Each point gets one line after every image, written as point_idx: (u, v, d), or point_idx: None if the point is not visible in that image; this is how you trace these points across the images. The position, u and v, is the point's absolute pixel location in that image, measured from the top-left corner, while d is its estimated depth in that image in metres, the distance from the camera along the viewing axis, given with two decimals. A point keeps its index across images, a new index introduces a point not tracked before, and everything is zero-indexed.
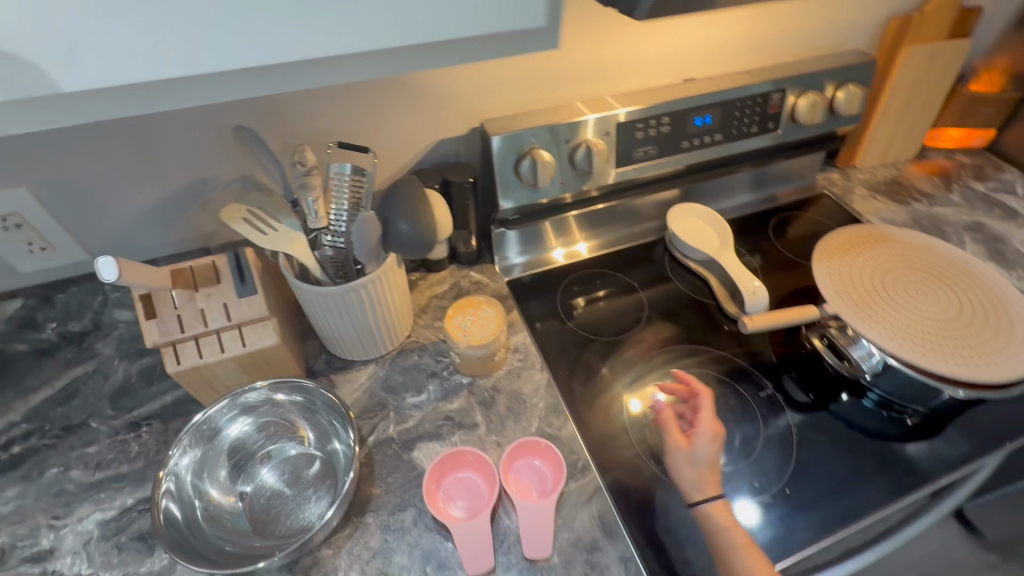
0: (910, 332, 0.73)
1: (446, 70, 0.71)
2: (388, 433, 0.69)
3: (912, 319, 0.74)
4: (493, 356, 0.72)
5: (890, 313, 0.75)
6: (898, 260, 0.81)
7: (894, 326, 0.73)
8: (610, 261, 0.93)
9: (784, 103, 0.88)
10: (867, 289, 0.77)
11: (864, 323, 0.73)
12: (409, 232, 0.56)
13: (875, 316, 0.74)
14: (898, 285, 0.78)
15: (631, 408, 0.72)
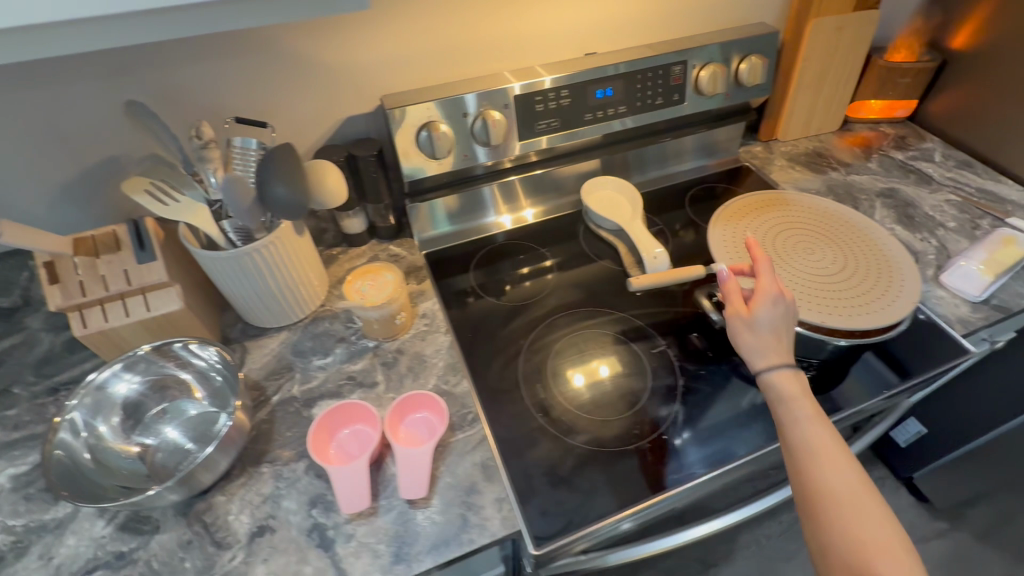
0: (795, 288, 0.76)
1: (342, 49, 0.75)
2: (292, 393, 0.73)
3: (798, 274, 0.77)
4: (392, 319, 0.76)
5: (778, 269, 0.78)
6: (792, 221, 0.85)
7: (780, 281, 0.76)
8: (528, 234, 0.97)
9: (687, 75, 0.91)
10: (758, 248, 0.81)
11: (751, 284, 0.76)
12: (285, 194, 0.60)
13: None
14: (788, 245, 0.81)
15: (575, 384, 0.74)
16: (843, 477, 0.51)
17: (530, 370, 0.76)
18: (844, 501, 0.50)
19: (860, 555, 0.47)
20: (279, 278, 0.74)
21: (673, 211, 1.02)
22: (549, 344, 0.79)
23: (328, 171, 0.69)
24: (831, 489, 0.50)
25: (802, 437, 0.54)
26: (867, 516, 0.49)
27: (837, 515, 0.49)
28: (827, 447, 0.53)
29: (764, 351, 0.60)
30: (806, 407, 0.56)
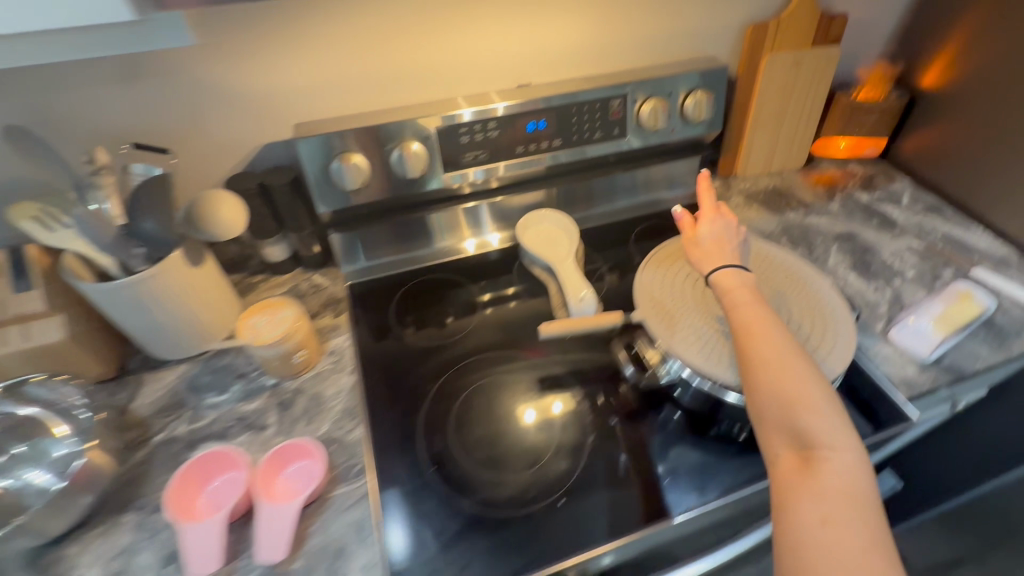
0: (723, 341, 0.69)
1: (254, 75, 0.73)
2: (177, 432, 0.69)
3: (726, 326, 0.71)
4: (290, 357, 0.72)
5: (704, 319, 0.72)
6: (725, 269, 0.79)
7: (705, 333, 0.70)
8: (460, 267, 0.93)
9: (627, 109, 0.87)
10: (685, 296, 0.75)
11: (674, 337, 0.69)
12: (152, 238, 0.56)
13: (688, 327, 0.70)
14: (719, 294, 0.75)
15: (525, 421, 0.70)
16: (775, 351, 0.57)
17: (433, 417, 0.71)
18: (775, 369, 0.55)
19: (791, 412, 0.52)
20: (172, 311, 0.71)
21: (617, 248, 0.97)
22: (459, 389, 0.74)
23: (230, 204, 0.67)
24: (765, 362, 0.56)
25: (741, 322, 0.60)
26: (799, 384, 0.53)
27: (771, 385, 0.54)
28: (762, 327, 0.59)
29: (706, 260, 0.69)
30: (744, 295, 0.62)
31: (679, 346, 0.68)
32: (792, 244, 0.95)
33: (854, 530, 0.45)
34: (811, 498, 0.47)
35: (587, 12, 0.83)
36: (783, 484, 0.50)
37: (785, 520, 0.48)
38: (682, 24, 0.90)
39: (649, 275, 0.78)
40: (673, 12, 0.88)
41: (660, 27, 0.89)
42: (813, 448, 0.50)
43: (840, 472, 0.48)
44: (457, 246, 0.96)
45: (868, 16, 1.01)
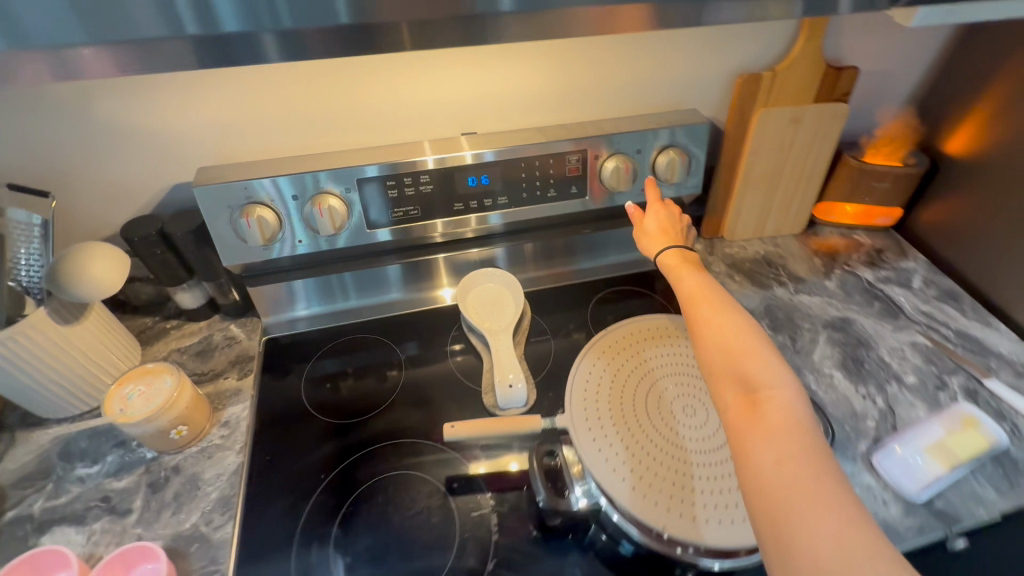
0: (655, 469, 0.59)
1: (157, 113, 0.66)
2: (31, 510, 0.61)
3: (661, 446, 0.61)
4: (167, 432, 0.63)
5: (639, 433, 0.62)
6: (680, 370, 0.69)
7: (635, 452, 0.60)
8: (393, 326, 0.84)
9: (586, 166, 0.76)
10: (624, 399, 0.65)
11: (597, 461, 0.59)
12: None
13: (616, 447, 0.61)
14: (666, 402, 0.65)
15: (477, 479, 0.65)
16: (715, 307, 0.53)
17: (319, 516, 0.62)
18: (713, 327, 0.51)
19: (734, 365, 0.48)
20: (42, 372, 0.63)
21: (572, 317, 0.87)
22: (356, 483, 0.65)
23: (108, 258, 0.60)
24: (704, 321, 0.52)
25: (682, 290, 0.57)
26: (738, 334, 0.50)
27: (711, 340, 0.50)
28: (698, 291, 0.56)
29: (653, 244, 0.66)
30: (682, 270, 0.59)
31: (600, 466, 0.59)
32: (774, 328, 0.82)
33: (808, 461, 0.40)
34: (762, 441, 0.43)
35: (545, 58, 0.73)
36: (736, 433, 0.45)
37: (742, 473, 0.43)
38: (659, 74, 0.79)
39: (582, 370, 0.68)
40: (648, 59, 0.77)
41: (632, 76, 0.78)
42: (757, 392, 0.46)
43: (785, 408, 0.44)
44: (433, 294, 0.88)
45: (885, 69, 0.88)
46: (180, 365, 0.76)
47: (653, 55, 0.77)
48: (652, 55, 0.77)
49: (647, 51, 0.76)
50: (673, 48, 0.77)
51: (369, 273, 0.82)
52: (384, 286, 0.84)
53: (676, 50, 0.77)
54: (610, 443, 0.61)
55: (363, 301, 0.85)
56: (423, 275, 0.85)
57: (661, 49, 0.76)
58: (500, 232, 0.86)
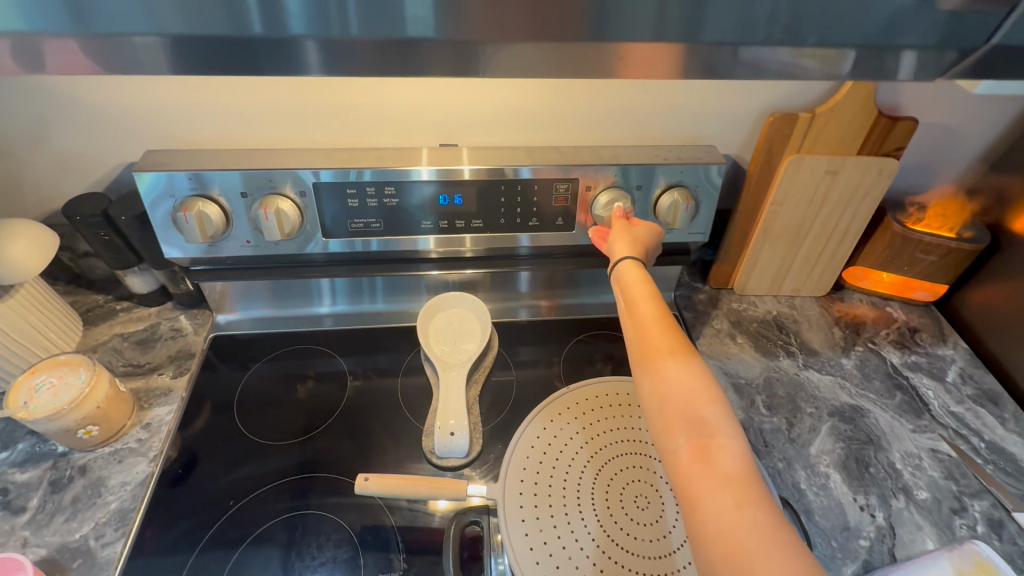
0: (583, 568, 0.52)
1: (108, 85, 0.60)
2: None
3: (594, 535, 0.54)
4: (73, 431, 0.59)
5: (572, 518, 0.55)
6: (639, 449, 0.61)
7: (561, 539, 0.54)
8: (349, 339, 0.78)
9: (575, 197, 0.68)
10: (566, 473, 0.59)
11: (522, 548, 0.53)
12: None
13: (546, 535, 0.54)
14: (615, 486, 0.58)
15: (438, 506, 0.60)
16: (670, 334, 0.46)
17: (212, 547, 0.57)
18: (669, 359, 0.44)
19: (689, 404, 0.42)
20: None
21: (543, 355, 0.78)
22: (262, 517, 0.60)
23: (34, 257, 0.58)
24: (658, 349, 0.45)
25: (636, 309, 0.49)
26: (694, 366, 0.44)
27: (666, 368, 0.44)
28: (657, 309, 0.48)
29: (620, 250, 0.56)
30: (640, 287, 0.51)
31: (519, 549, 0.53)
32: (769, 406, 0.72)
33: (766, 512, 0.36)
34: (717, 487, 0.38)
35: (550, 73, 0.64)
36: (688, 483, 0.39)
37: (694, 520, 0.38)
38: (679, 104, 0.69)
39: (528, 434, 0.61)
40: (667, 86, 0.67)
41: (648, 102, 0.68)
42: (711, 435, 0.40)
43: (739, 456, 0.39)
44: (411, 312, 0.81)
45: (954, 125, 0.75)
46: (118, 352, 0.71)
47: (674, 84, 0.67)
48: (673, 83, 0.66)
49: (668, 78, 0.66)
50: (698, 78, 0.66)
51: (398, 279, 0.77)
52: (414, 294, 0.80)
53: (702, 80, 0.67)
54: (540, 527, 0.54)
55: (392, 306, 0.81)
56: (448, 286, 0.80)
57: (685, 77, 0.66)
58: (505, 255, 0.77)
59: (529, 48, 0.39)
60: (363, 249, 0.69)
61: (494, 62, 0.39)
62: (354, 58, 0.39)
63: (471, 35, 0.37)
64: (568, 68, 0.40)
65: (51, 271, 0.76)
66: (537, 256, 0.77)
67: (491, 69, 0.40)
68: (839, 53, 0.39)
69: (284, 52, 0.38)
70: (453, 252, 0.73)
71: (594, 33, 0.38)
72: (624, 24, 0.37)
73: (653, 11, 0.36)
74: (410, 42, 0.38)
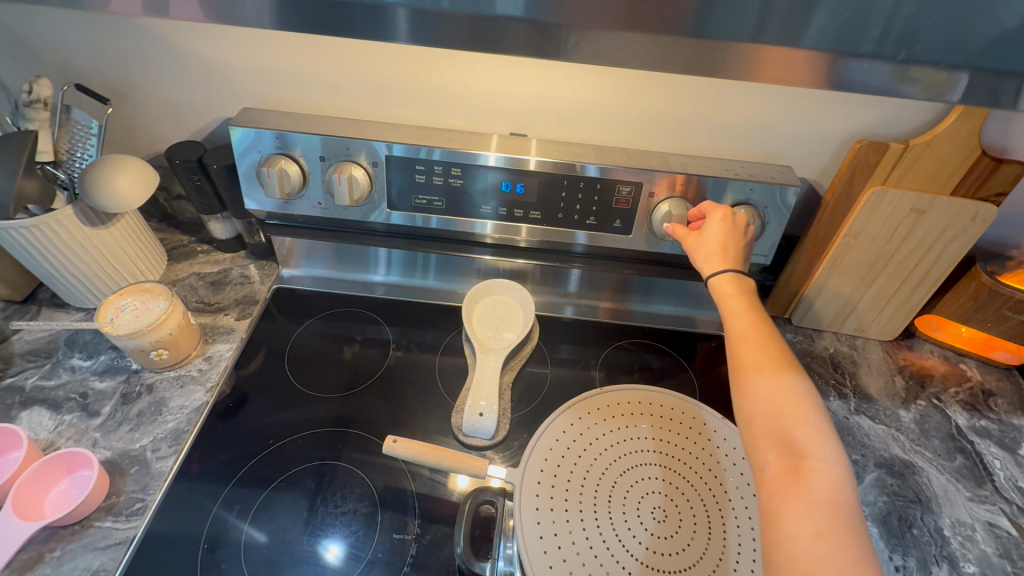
0: (590, 566, 0.52)
1: (219, 44, 0.66)
2: (27, 382, 0.67)
3: (605, 536, 0.54)
4: (149, 352, 0.66)
5: (586, 515, 0.56)
6: (663, 462, 0.60)
7: (572, 533, 0.54)
8: (398, 309, 0.81)
9: (637, 201, 0.67)
10: (588, 471, 0.59)
11: (531, 536, 0.54)
12: None
13: (560, 527, 0.55)
14: (633, 493, 0.57)
15: (457, 485, 0.62)
16: (767, 351, 0.47)
17: (247, 479, 0.62)
18: (765, 376, 0.45)
19: (781, 422, 0.43)
20: (68, 264, 0.68)
21: (580, 355, 0.78)
22: (294, 460, 0.64)
23: (145, 172, 0.66)
24: (753, 365, 0.46)
25: (733, 324, 0.50)
26: (790, 384, 0.44)
27: (758, 387, 0.45)
28: (752, 326, 0.49)
29: (706, 263, 0.56)
30: (739, 301, 0.51)
31: (530, 536, 0.54)
32: None
33: (852, 541, 0.37)
34: (801, 510, 0.39)
35: (631, 75, 0.64)
36: (772, 498, 0.40)
37: (772, 540, 0.39)
38: (760, 118, 0.66)
39: (557, 424, 0.62)
40: (750, 100, 0.65)
41: (727, 113, 0.66)
42: (802, 457, 0.41)
43: (833, 480, 0.40)
44: (457, 292, 0.83)
45: None
46: (193, 289, 0.78)
47: (758, 96, 0.64)
48: (755, 97, 0.64)
49: (751, 91, 0.64)
50: (786, 94, 0.64)
51: (452, 259, 0.80)
52: (465, 275, 0.82)
53: (789, 96, 0.64)
54: (553, 519, 0.55)
55: (443, 283, 0.83)
56: (495, 273, 0.81)
57: (771, 90, 0.64)
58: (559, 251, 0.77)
59: (613, 38, 0.39)
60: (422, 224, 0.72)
61: (580, 46, 0.40)
62: (440, 33, 0.41)
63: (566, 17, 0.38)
64: (654, 62, 0.41)
65: (148, 208, 0.84)
66: (586, 255, 0.77)
67: (574, 54, 0.40)
68: (947, 75, 0.37)
69: (377, 21, 0.40)
70: (508, 240, 0.75)
71: (685, 30, 0.38)
72: (717, 24, 0.37)
73: (751, 14, 0.36)
74: (498, 20, 0.39)
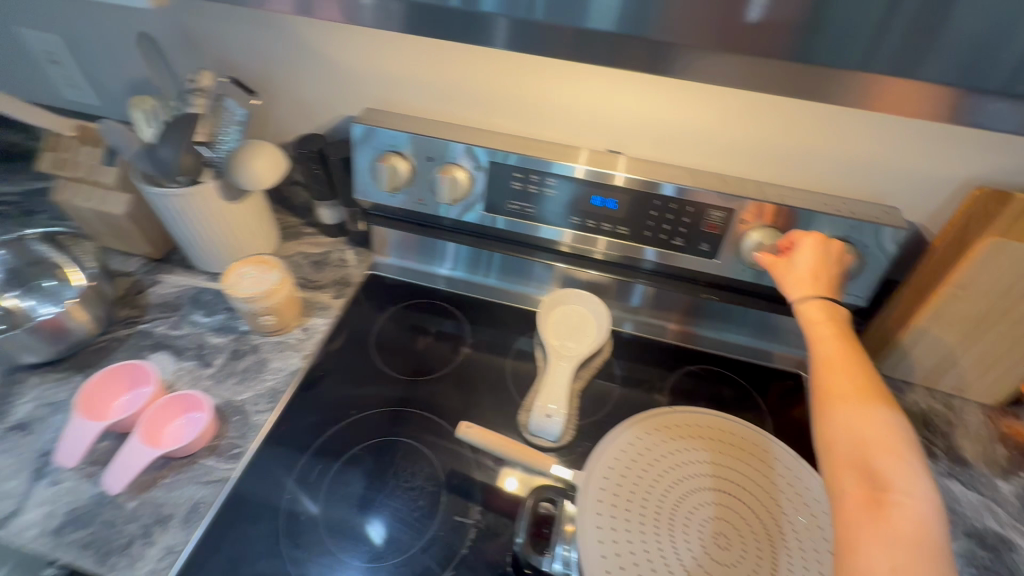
0: None
1: (351, 50, 0.73)
2: (157, 329, 0.77)
3: (665, 557, 0.54)
4: (259, 316, 0.74)
5: (646, 533, 0.56)
6: (727, 488, 0.59)
7: (632, 548, 0.55)
8: (475, 307, 0.86)
9: (727, 227, 0.67)
10: (650, 487, 0.59)
11: (592, 547, 0.54)
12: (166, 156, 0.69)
13: (619, 540, 0.55)
14: (695, 517, 0.57)
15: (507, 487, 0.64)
16: (853, 380, 0.46)
17: (327, 447, 0.67)
18: (848, 405, 0.45)
19: (863, 452, 0.42)
20: (204, 230, 0.78)
21: (649, 375, 0.79)
22: (371, 434, 0.69)
23: (277, 154, 0.74)
24: (838, 393, 0.46)
25: (819, 351, 0.50)
26: (878, 416, 0.43)
27: (842, 414, 0.44)
28: (840, 354, 0.49)
29: (793, 287, 0.57)
30: (829, 328, 0.51)
31: (590, 546, 0.54)
32: None
33: None
34: (880, 543, 0.38)
35: (725, 93, 0.64)
36: (849, 528, 0.39)
37: (844, 570, 0.38)
38: (857, 147, 0.65)
39: (620, 437, 0.63)
40: (848, 128, 0.63)
41: (822, 140, 0.65)
42: (886, 489, 0.40)
43: (919, 518, 0.38)
44: (531, 297, 0.86)
45: None
46: (298, 266, 0.86)
47: (854, 123, 0.63)
48: (854, 126, 0.63)
49: (851, 117, 0.62)
50: (887, 122, 0.62)
51: (517, 262, 0.83)
52: (542, 283, 0.85)
53: (887, 124, 0.62)
54: (613, 531, 0.55)
55: (519, 288, 0.87)
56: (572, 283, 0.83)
57: (870, 118, 0.62)
58: (636, 268, 0.79)
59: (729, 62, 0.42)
60: (500, 227, 0.76)
61: (689, 66, 0.46)
62: None
63: (679, 37, 0.43)
64: (763, 80, 0.45)
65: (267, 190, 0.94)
66: (650, 271, 0.79)
67: (682, 73, 0.46)
68: None
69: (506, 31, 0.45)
70: (589, 252, 0.77)
71: None
72: None
73: None
74: None
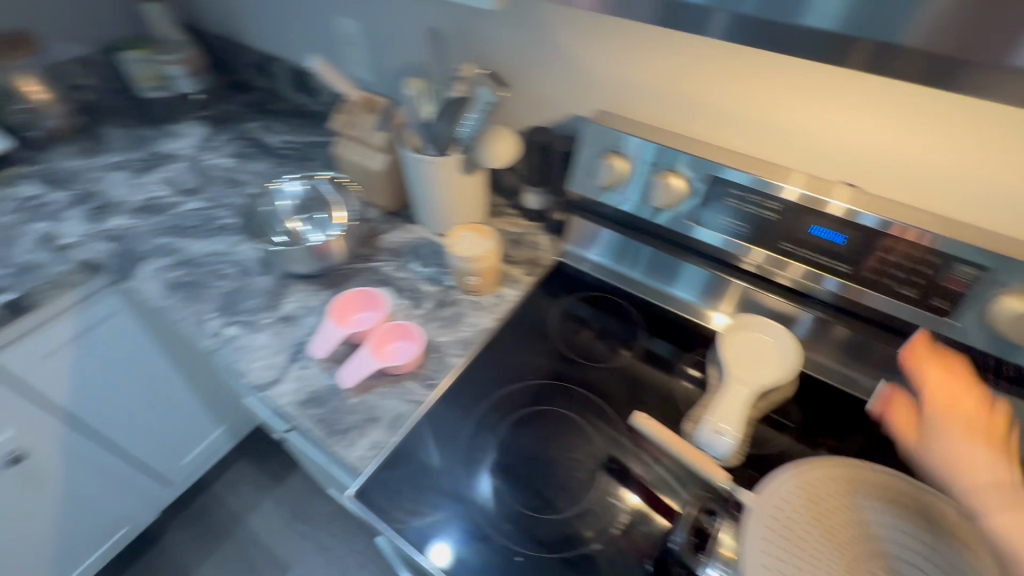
0: None
1: (596, 54, 0.80)
2: (385, 268, 0.92)
3: None
4: (468, 275, 0.85)
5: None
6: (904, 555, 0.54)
7: None
8: (651, 312, 0.88)
9: (973, 287, 0.61)
10: (818, 531, 0.55)
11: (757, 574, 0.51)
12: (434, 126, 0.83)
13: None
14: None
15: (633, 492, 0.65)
16: (1008, 495, 0.52)
17: (503, 402, 0.75)
18: (1004, 521, 0.50)
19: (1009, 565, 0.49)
20: (436, 194, 0.91)
21: (829, 427, 0.74)
22: (542, 401, 0.75)
23: (510, 136, 0.84)
24: (997, 509, 0.51)
25: (974, 461, 0.54)
26: None
27: (996, 529, 0.50)
28: (994, 471, 0.53)
29: (938, 395, 0.59)
30: (981, 441, 0.55)
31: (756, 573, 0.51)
32: None
33: None
34: None
35: (736, 52, 0.69)
36: None
37: None
38: (970, 139, 0.61)
39: (786, 476, 0.59)
40: (994, 131, 0.59)
41: (969, 143, 0.61)
42: None
43: None
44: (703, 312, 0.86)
45: None
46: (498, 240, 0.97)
47: (1002, 129, 0.59)
48: (882, 96, 0.63)
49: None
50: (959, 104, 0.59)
51: (667, 261, 0.86)
52: (726, 304, 0.84)
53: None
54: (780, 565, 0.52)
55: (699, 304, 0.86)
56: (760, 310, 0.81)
57: (910, 83, 0.61)
58: (838, 308, 0.75)
59: None
60: (702, 239, 0.77)
61: None
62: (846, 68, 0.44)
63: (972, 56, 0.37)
64: None
65: None
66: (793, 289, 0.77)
67: None
68: None
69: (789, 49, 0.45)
70: (790, 282, 0.75)
71: None
72: None
73: None
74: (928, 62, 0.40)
